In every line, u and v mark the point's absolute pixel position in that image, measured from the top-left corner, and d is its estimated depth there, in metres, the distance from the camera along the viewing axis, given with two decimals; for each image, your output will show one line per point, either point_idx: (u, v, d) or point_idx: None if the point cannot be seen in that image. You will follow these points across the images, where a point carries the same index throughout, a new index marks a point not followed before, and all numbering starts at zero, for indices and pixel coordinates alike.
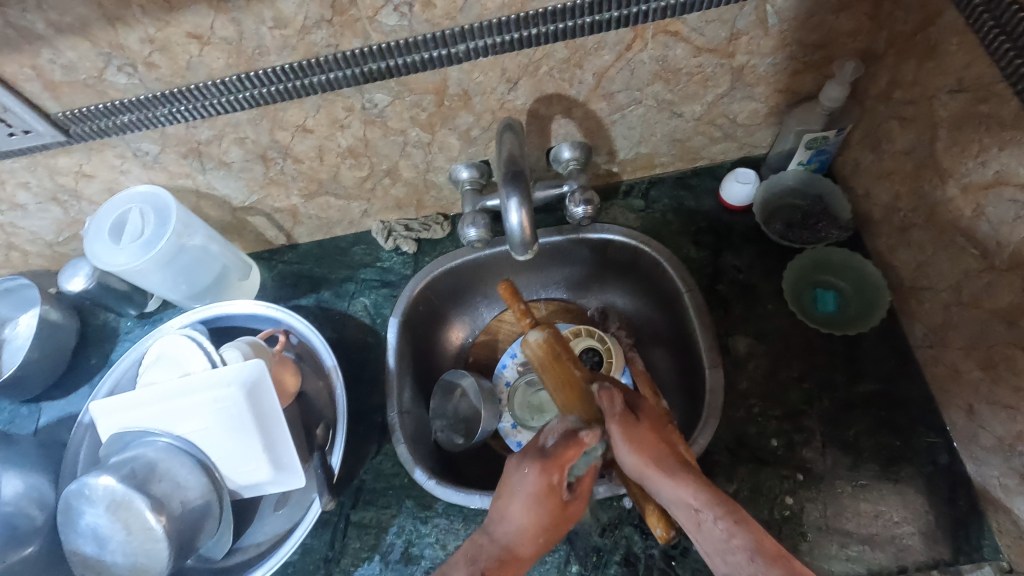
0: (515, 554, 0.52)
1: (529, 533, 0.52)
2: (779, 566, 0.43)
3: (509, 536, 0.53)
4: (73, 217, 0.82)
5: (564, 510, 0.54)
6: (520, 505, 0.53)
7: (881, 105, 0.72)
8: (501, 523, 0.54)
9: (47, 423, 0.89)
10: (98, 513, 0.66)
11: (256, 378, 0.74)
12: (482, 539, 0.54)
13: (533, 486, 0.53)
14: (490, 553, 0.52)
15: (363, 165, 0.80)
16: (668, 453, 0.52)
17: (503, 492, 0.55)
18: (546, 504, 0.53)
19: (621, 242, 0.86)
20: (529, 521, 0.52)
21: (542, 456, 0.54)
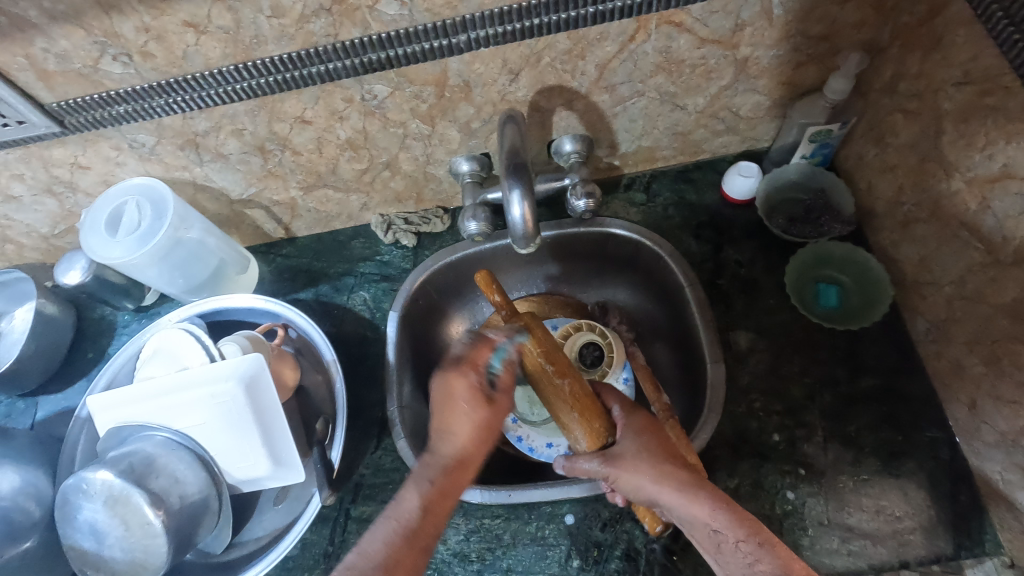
0: (461, 462, 0.55)
1: (472, 437, 0.54)
2: None
3: (454, 448, 0.54)
4: (68, 210, 0.81)
5: (492, 407, 0.55)
6: (462, 420, 0.54)
7: (885, 98, 0.72)
8: (443, 439, 0.55)
9: (44, 417, 0.88)
10: (96, 508, 0.65)
11: (255, 372, 0.73)
12: (427, 458, 0.55)
13: (461, 393, 0.55)
14: (438, 470, 0.54)
15: (362, 157, 0.79)
16: (669, 463, 0.55)
17: (441, 407, 0.55)
18: (475, 406, 0.55)
19: (623, 236, 0.85)
20: (465, 429, 0.54)
21: (457, 362, 0.57)
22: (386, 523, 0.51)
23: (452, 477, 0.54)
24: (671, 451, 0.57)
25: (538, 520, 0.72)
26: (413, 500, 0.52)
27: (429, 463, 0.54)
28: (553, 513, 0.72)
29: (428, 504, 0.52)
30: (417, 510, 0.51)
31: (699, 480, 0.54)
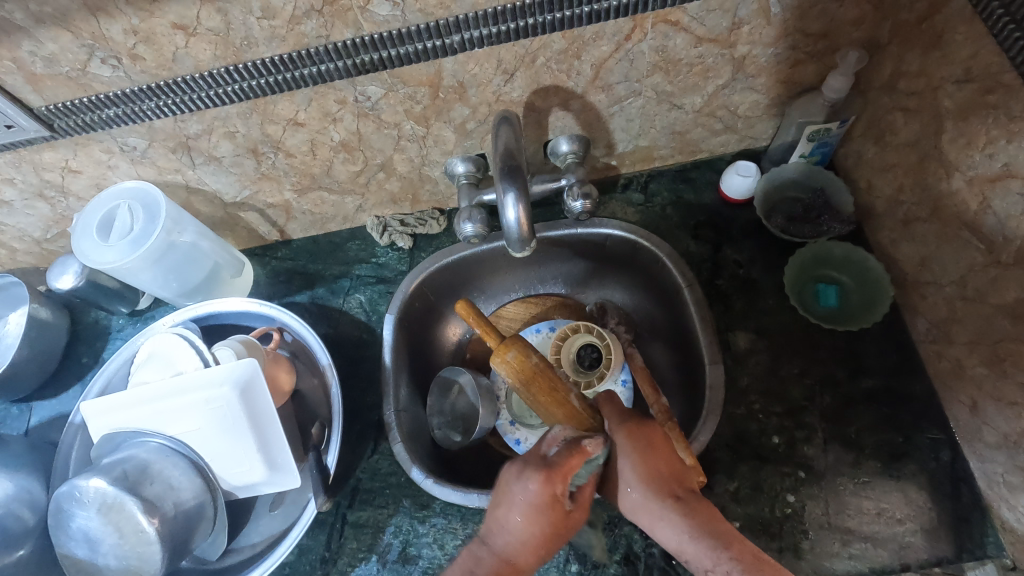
0: (515, 567, 0.55)
1: (529, 545, 0.54)
2: None
3: (504, 546, 0.55)
4: (60, 214, 0.80)
5: (565, 520, 0.54)
6: (514, 517, 0.54)
7: (885, 96, 0.71)
8: (500, 538, 0.55)
9: (38, 423, 0.88)
10: (89, 516, 0.65)
11: (249, 377, 0.72)
12: (481, 552, 0.56)
13: (541, 500, 0.52)
14: (488, 575, 0.54)
15: (356, 159, 0.78)
16: (651, 478, 0.55)
17: (500, 501, 0.55)
18: (550, 517, 0.53)
19: (620, 237, 0.85)
20: (524, 536, 0.54)
21: (546, 466, 0.53)
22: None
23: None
24: (657, 472, 0.56)
25: None
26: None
27: (486, 561, 0.55)
28: None
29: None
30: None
31: (676, 504, 0.53)
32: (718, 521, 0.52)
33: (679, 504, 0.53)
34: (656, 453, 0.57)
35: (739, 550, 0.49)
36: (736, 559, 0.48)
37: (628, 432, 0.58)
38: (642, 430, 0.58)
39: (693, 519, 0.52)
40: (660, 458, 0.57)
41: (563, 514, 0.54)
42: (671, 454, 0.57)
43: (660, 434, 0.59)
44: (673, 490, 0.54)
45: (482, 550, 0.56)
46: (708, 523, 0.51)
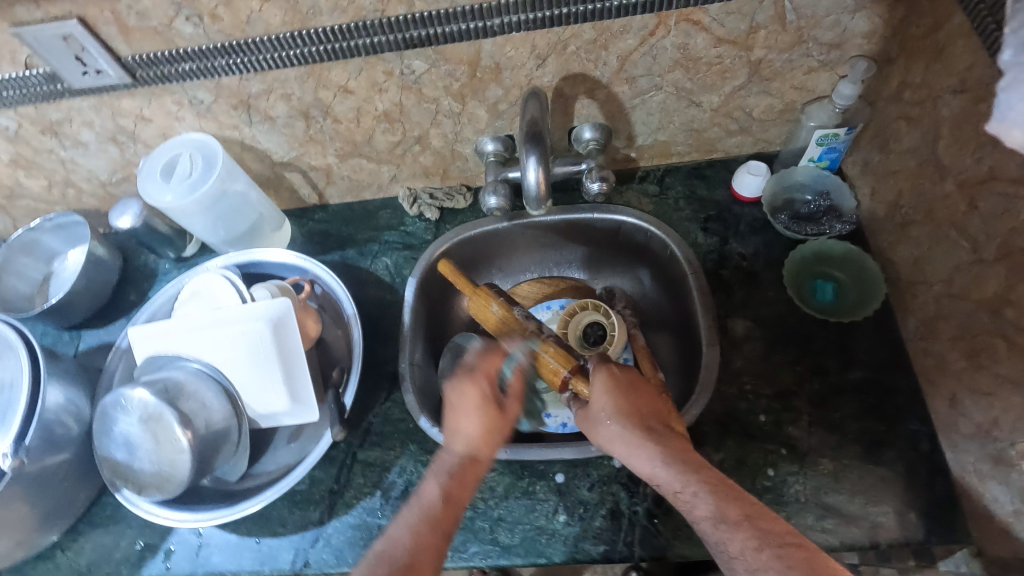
0: (473, 460, 0.67)
1: (478, 440, 0.69)
2: (742, 529, 0.51)
3: (466, 446, 0.68)
4: (127, 158, 0.89)
5: (497, 411, 0.71)
6: (468, 416, 0.70)
7: (891, 106, 0.76)
8: (456, 439, 0.69)
9: (86, 349, 0.96)
10: (131, 423, 0.72)
11: (282, 315, 0.79)
12: (445, 457, 0.68)
13: (474, 398, 0.71)
14: (453, 465, 0.67)
15: (396, 130, 0.86)
16: (630, 415, 0.62)
17: (454, 412, 0.71)
18: (485, 411, 0.70)
19: (633, 224, 0.90)
20: (475, 428, 0.69)
21: (473, 373, 0.73)
22: (412, 512, 0.63)
23: (466, 475, 0.66)
24: (635, 409, 0.63)
25: (530, 476, 0.77)
26: (434, 489, 0.65)
27: (446, 460, 0.68)
28: (545, 471, 0.77)
29: (447, 494, 0.64)
30: (438, 500, 0.64)
31: (654, 436, 0.60)
32: (688, 452, 0.59)
33: (653, 436, 0.60)
34: (637, 396, 0.64)
35: (707, 476, 0.56)
36: (704, 486, 0.55)
37: (611, 373, 0.66)
38: (624, 375, 0.66)
39: (666, 448, 0.59)
40: (640, 399, 0.64)
41: (498, 413, 0.71)
42: (650, 395, 0.65)
43: (641, 382, 0.66)
44: (648, 424, 0.61)
45: (443, 454, 0.68)
46: (680, 453, 0.58)
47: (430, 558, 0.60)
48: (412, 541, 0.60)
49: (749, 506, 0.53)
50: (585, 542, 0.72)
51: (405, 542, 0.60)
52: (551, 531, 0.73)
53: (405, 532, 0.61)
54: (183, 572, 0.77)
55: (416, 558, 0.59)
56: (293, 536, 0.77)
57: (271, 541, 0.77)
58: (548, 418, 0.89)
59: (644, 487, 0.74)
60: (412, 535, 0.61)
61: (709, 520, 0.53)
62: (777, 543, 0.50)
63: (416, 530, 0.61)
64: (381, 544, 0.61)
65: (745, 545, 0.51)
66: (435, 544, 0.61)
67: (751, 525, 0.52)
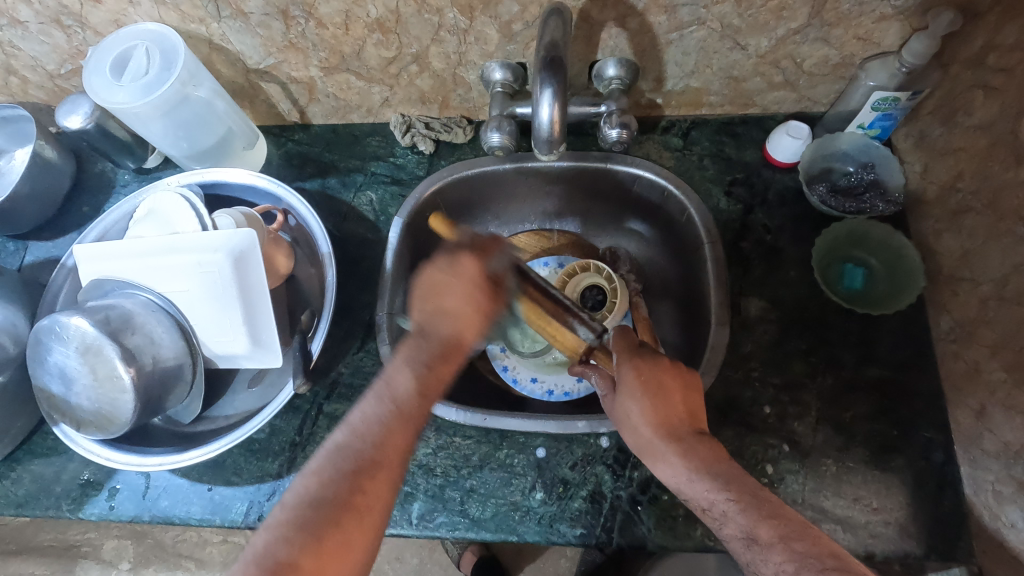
0: (456, 345, 0.54)
1: (466, 319, 0.54)
2: (778, 551, 0.46)
3: (452, 332, 0.54)
4: (76, 47, 0.77)
5: (490, 297, 0.56)
6: (457, 295, 0.54)
7: (967, 71, 0.65)
8: (444, 321, 0.54)
9: (32, 262, 0.87)
10: (68, 354, 0.64)
11: (245, 248, 0.70)
12: (423, 340, 0.54)
13: (470, 271, 0.55)
14: (431, 349, 0.54)
15: (390, 43, 0.74)
16: (661, 423, 0.56)
17: (433, 293, 0.55)
18: (485, 295, 0.55)
19: (651, 180, 0.80)
20: (463, 310, 0.54)
21: (472, 248, 0.57)
22: (379, 401, 0.52)
23: (446, 362, 0.54)
24: (664, 417, 0.56)
25: (509, 448, 0.71)
26: (407, 379, 0.52)
27: (422, 346, 0.54)
28: (525, 444, 0.71)
29: (422, 385, 0.52)
30: (412, 392, 0.52)
31: (678, 447, 0.55)
32: (720, 461, 0.53)
33: (681, 447, 0.55)
34: (666, 397, 0.58)
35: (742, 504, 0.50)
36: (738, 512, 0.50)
37: (639, 371, 0.58)
38: (655, 374, 0.58)
39: (693, 462, 0.53)
40: (672, 402, 0.58)
41: (492, 300, 0.56)
42: (684, 395, 0.59)
43: (671, 375, 0.59)
44: (679, 435, 0.55)
45: (415, 338, 0.54)
46: (710, 464, 0.53)
47: (397, 446, 0.51)
48: (379, 432, 0.51)
49: (783, 525, 0.48)
50: (561, 523, 0.67)
51: (374, 427, 0.51)
52: (526, 508, 0.68)
53: (374, 423, 0.51)
54: (128, 514, 0.72)
55: (382, 453, 0.50)
56: (247, 487, 0.71)
57: (224, 491, 0.71)
58: (532, 384, 0.83)
59: (630, 472, 0.68)
60: (382, 430, 0.51)
61: (740, 542, 0.49)
62: (818, 566, 0.45)
63: (384, 420, 0.51)
64: (341, 436, 0.51)
65: (780, 568, 0.46)
66: (405, 434, 0.51)
67: (787, 547, 0.47)
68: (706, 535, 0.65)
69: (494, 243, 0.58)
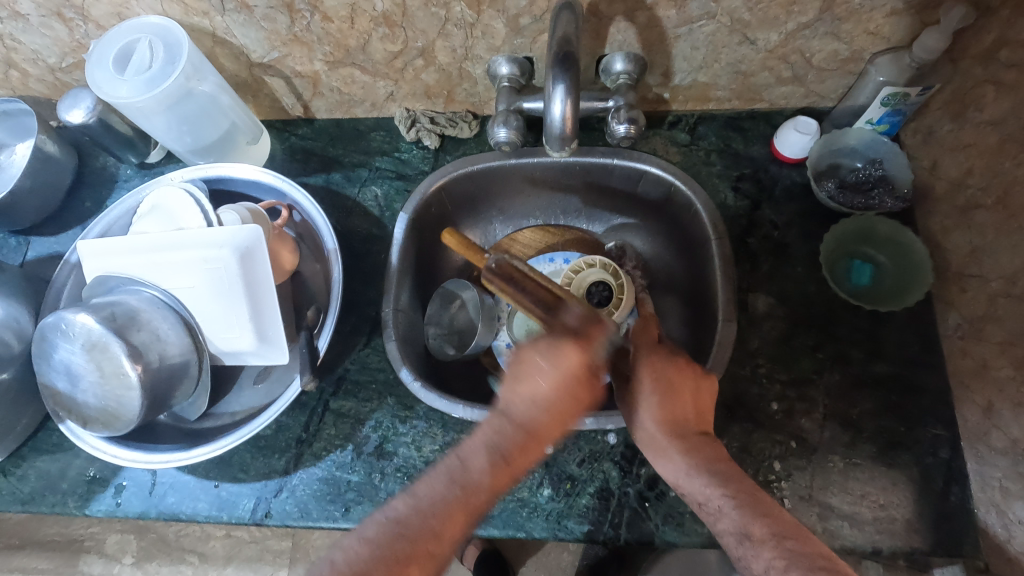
0: (530, 433, 0.53)
1: (549, 410, 0.53)
2: (770, 548, 0.48)
3: (528, 415, 0.53)
4: (78, 40, 0.76)
5: (588, 389, 0.54)
6: (541, 385, 0.52)
7: (978, 66, 0.65)
8: (523, 406, 0.53)
9: (34, 258, 0.86)
10: (73, 351, 0.64)
11: (251, 244, 0.69)
12: (504, 423, 0.53)
13: (574, 369, 0.52)
14: (507, 441, 0.53)
15: (396, 37, 0.73)
16: (668, 421, 0.57)
17: (524, 374, 0.53)
18: (580, 386, 0.53)
19: (657, 176, 0.80)
20: (555, 397, 0.52)
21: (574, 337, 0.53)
22: (449, 484, 0.52)
23: (522, 455, 0.53)
24: (670, 414, 0.57)
25: None
26: (482, 464, 0.52)
27: (502, 428, 0.53)
28: None
29: (497, 474, 0.52)
30: (483, 484, 0.52)
31: (681, 443, 0.55)
32: (720, 461, 0.55)
33: (684, 444, 0.55)
34: (676, 394, 0.58)
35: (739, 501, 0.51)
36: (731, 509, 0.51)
37: (654, 368, 0.58)
38: (667, 372, 0.58)
39: (695, 460, 0.54)
40: (682, 401, 0.58)
41: (589, 387, 0.54)
42: (695, 393, 0.59)
43: (685, 373, 0.58)
44: (682, 433, 0.56)
45: (500, 420, 0.54)
46: (710, 462, 0.54)
47: (453, 534, 0.51)
48: (439, 509, 0.51)
49: (778, 524, 0.50)
50: (569, 519, 0.67)
51: (432, 511, 0.51)
52: (533, 504, 0.68)
53: (436, 500, 0.52)
54: (135, 510, 0.72)
55: (441, 526, 0.51)
56: (254, 483, 0.71)
57: (230, 487, 0.71)
58: None
59: (638, 468, 0.69)
60: (444, 514, 0.51)
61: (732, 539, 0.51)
62: (808, 565, 0.46)
63: (447, 500, 0.51)
64: (400, 506, 0.52)
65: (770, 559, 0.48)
66: (463, 525, 0.52)
67: (779, 545, 0.48)
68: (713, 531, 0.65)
69: (598, 332, 0.55)
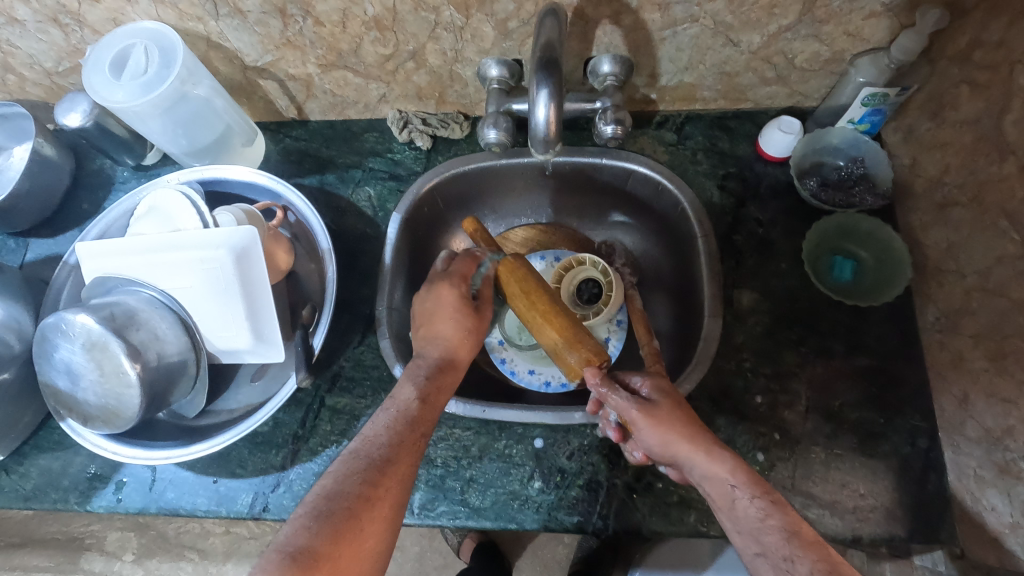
0: (450, 363, 0.65)
1: (459, 344, 0.66)
2: (816, 549, 0.48)
3: (439, 352, 0.65)
4: (74, 45, 0.77)
5: (471, 314, 0.68)
6: (445, 324, 0.66)
7: (954, 67, 0.66)
8: (432, 345, 0.65)
9: (34, 259, 0.87)
10: (74, 350, 0.65)
11: (247, 245, 0.71)
12: (420, 362, 0.64)
13: (450, 299, 0.67)
14: (428, 371, 0.63)
15: (387, 41, 0.75)
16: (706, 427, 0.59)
17: (424, 321, 0.67)
18: (465, 315, 0.67)
19: (645, 175, 0.81)
20: (451, 333, 0.66)
21: (456, 278, 0.70)
22: (389, 418, 0.57)
23: (444, 377, 0.63)
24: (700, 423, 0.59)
25: (508, 439, 0.73)
26: (409, 392, 0.60)
27: (422, 365, 0.64)
28: (523, 434, 0.73)
29: (423, 395, 0.60)
30: (414, 401, 0.59)
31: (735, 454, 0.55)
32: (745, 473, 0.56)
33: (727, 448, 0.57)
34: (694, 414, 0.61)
35: (777, 521, 0.50)
36: (771, 531, 0.50)
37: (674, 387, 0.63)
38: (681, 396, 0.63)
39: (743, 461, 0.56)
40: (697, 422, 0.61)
41: (471, 314, 0.68)
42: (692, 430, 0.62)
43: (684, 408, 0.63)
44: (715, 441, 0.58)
45: (417, 363, 0.64)
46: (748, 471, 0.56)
47: (409, 457, 0.55)
48: (392, 440, 0.55)
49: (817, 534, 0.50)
50: (559, 511, 0.69)
51: (383, 440, 0.55)
52: (524, 496, 0.70)
53: (382, 431, 0.56)
54: (135, 506, 0.73)
55: (394, 454, 0.54)
56: (251, 479, 0.73)
57: (229, 482, 0.73)
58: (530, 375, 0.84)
59: (626, 460, 0.70)
60: (394, 439, 0.55)
61: (768, 562, 0.49)
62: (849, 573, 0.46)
63: (395, 431, 0.56)
64: (357, 444, 0.55)
65: (814, 568, 0.46)
66: (413, 453, 0.56)
67: (823, 548, 0.48)
68: (698, 521, 0.67)
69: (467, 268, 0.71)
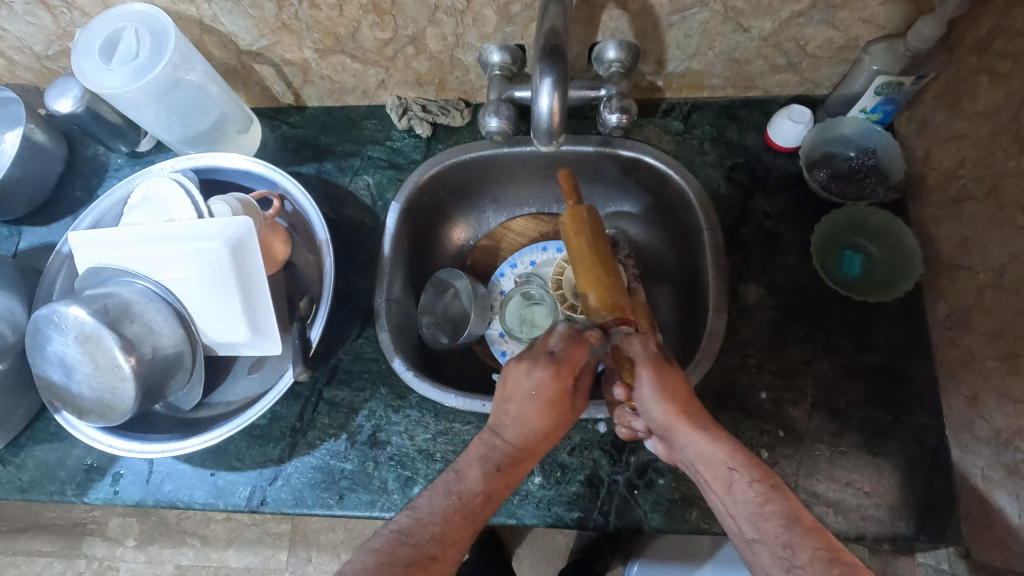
0: (526, 452, 0.58)
1: (539, 433, 0.58)
2: (816, 536, 0.47)
3: (522, 437, 0.58)
4: (63, 28, 0.75)
5: (569, 403, 0.59)
6: (525, 405, 0.58)
7: (973, 56, 0.64)
8: (514, 427, 0.58)
9: (27, 248, 0.86)
10: (67, 343, 0.64)
11: (242, 236, 0.69)
12: (497, 442, 0.58)
13: (547, 388, 0.57)
14: (499, 454, 0.57)
15: (386, 25, 0.72)
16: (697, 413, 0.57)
17: (511, 396, 0.59)
18: (557, 405, 0.58)
19: (650, 164, 0.79)
20: (539, 422, 0.58)
21: (553, 361, 0.58)
22: (446, 496, 0.54)
23: (516, 469, 0.57)
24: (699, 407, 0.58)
25: None
26: (477, 475, 0.55)
27: (495, 446, 0.58)
28: None
29: (490, 487, 0.55)
30: (478, 492, 0.55)
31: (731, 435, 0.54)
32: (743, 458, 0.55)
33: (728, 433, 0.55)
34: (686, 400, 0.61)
35: (777, 506, 0.49)
36: (770, 517, 0.48)
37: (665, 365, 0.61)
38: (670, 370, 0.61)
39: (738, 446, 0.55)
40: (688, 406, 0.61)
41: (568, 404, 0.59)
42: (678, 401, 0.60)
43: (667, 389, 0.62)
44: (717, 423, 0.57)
45: (489, 438, 0.58)
46: None
47: (458, 547, 0.52)
48: (440, 528, 0.52)
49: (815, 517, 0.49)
50: (559, 506, 0.68)
51: (433, 525, 0.52)
52: (524, 492, 0.69)
53: (437, 517, 0.53)
54: (132, 498, 0.73)
55: (442, 550, 0.51)
56: (249, 472, 0.72)
57: (226, 476, 0.72)
58: None
59: (627, 456, 0.70)
60: (443, 524, 0.52)
61: (767, 548, 0.48)
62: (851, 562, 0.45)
63: (448, 516, 0.53)
64: (405, 521, 0.53)
65: (815, 556, 0.45)
66: (464, 533, 0.53)
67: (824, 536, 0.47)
68: (701, 519, 0.66)
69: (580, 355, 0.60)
